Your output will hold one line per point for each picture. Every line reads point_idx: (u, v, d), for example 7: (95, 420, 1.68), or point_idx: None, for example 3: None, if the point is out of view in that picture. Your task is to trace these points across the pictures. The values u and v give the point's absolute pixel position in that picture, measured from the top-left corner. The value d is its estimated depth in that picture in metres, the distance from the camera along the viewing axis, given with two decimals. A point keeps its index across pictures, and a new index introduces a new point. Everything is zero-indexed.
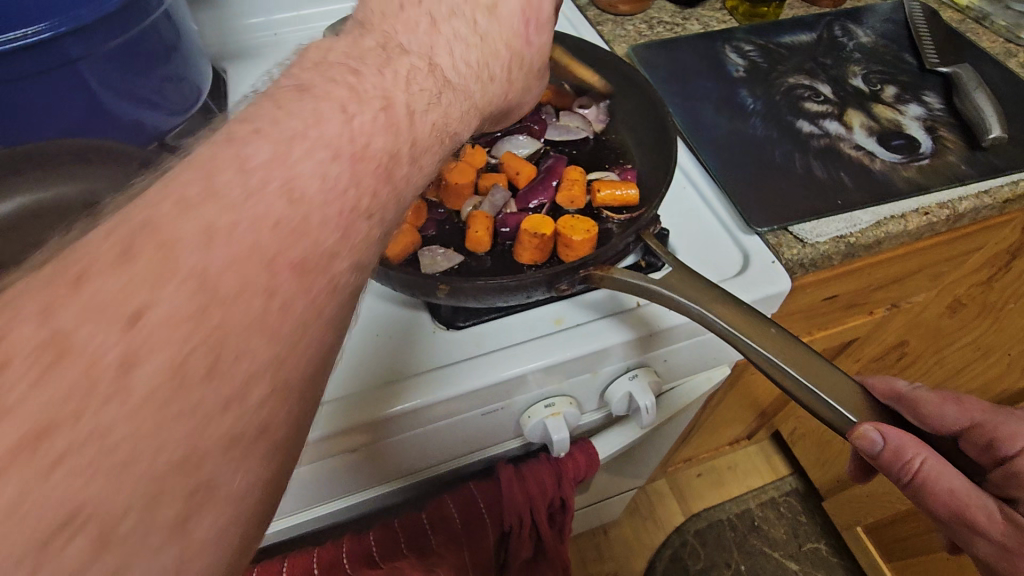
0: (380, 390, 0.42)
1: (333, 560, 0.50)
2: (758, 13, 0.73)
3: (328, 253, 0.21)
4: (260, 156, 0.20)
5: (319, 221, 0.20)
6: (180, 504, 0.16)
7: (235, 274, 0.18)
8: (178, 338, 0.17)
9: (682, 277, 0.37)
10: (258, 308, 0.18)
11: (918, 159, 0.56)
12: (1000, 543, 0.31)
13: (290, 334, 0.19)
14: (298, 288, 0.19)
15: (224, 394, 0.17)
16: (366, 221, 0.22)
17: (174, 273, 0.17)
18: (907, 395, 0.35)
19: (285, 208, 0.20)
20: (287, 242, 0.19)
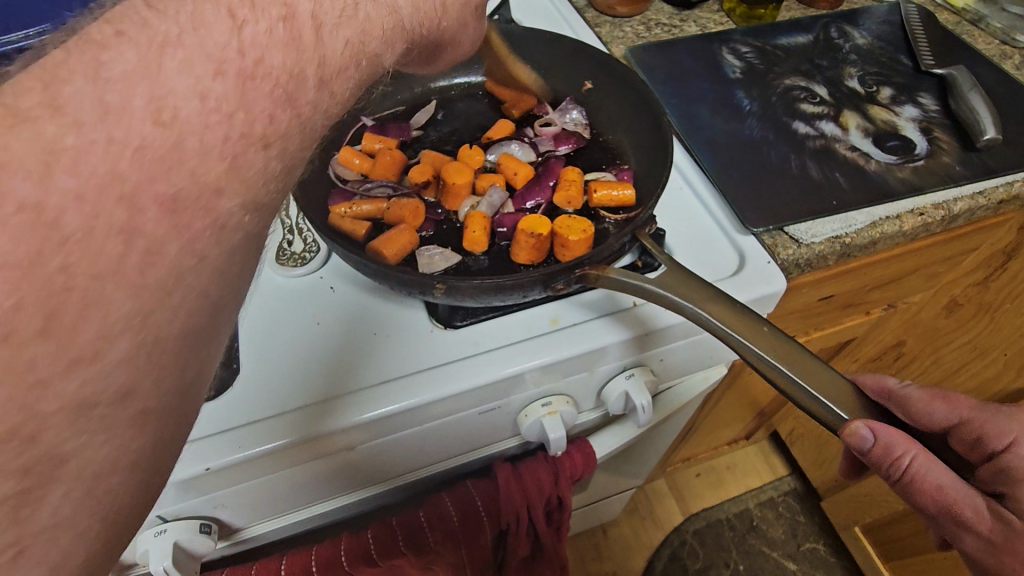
0: (378, 388, 0.43)
1: (331, 558, 0.50)
2: (755, 15, 0.74)
3: (212, 190, 0.21)
4: (120, 68, 0.20)
5: (193, 147, 0.21)
6: (25, 467, 0.17)
7: (76, 215, 0.18)
8: (5, 280, 0.17)
9: (677, 277, 0.38)
10: (114, 254, 0.19)
11: (912, 160, 0.57)
12: (987, 538, 0.31)
13: (158, 281, 0.20)
14: (166, 230, 0.20)
15: (65, 354, 0.18)
16: (262, 150, 0.23)
17: (3, 215, 0.17)
18: (897, 393, 0.35)
19: (153, 129, 0.20)
20: (152, 171, 0.20)
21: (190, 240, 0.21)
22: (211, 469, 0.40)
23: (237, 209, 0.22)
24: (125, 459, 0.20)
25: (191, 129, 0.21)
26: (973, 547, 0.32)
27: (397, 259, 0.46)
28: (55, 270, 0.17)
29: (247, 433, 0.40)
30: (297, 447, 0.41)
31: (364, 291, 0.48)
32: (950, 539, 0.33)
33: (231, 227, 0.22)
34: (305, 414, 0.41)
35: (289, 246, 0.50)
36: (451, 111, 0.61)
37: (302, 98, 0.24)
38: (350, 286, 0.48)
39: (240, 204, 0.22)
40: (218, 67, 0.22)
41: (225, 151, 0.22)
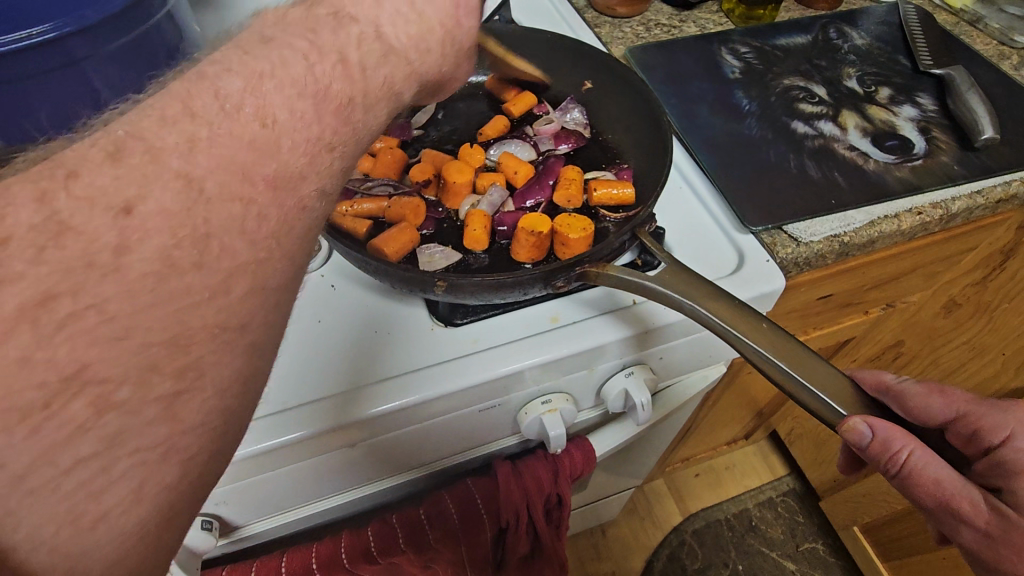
0: (378, 385, 0.43)
1: (332, 555, 0.50)
2: (753, 16, 0.74)
3: (298, 174, 0.23)
4: (231, 86, 0.22)
5: (289, 144, 0.23)
6: (173, 381, 0.19)
7: (216, 180, 0.20)
8: (163, 228, 0.19)
9: (676, 274, 0.38)
10: (236, 213, 0.21)
11: (911, 159, 0.57)
12: (983, 530, 0.31)
13: (264, 238, 0.22)
14: (272, 200, 0.22)
15: (210, 282, 0.20)
16: (330, 153, 0.24)
17: (163, 177, 0.19)
18: (894, 387, 0.35)
19: (259, 130, 0.22)
20: (260, 157, 0.22)
21: (287, 212, 0.23)
22: None
23: (315, 194, 0.24)
24: (228, 399, 0.21)
25: (288, 131, 0.23)
26: (971, 540, 0.32)
27: (398, 256, 0.46)
28: (198, 220, 0.20)
29: (248, 430, 0.40)
30: (297, 445, 0.42)
31: (365, 289, 0.48)
32: (948, 532, 0.33)
33: (313, 208, 0.24)
34: (306, 411, 0.41)
35: None
36: (451, 109, 0.61)
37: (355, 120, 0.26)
38: (351, 284, 0.49)
39: (319, 190, 0.24)
40: (298, 91, 0.23)
41: (308, 147, 0.23)
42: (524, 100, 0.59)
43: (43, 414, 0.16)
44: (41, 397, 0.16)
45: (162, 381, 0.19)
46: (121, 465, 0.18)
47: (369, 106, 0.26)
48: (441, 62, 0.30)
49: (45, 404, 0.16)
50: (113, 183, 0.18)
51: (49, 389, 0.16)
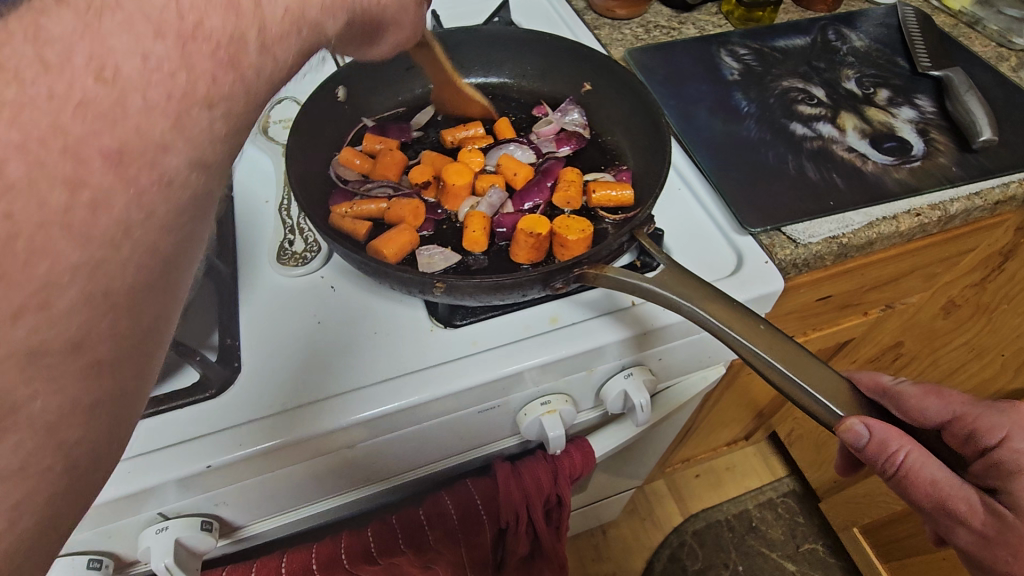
0: (377, 386, 0.43)
1: (331, 555, 0.50)
2: (753, 18, 0.74)
3: (157, 145, 0.20)
4: (58, 27, 0.18)
5: (139, 105, 0.19)
6: None
7: (23, 161, 0.17)
8: None
9: (675, 275, 0.38)
10: (59, 201, 0.18)
11: (909, 161, 0.57)
12: (980, 532, 0.32)
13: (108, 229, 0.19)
14: (114, 181, 0.19)
15: (20, 297, 0.17)
16: (206, 111, 0.21)
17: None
18: (891, 389, 0.36)
19: (93, 86, 0.18)
20: (97, 127, 0.19)
21: (141, 191, 0.20)
22: (213, 467, 0.40)
23: (186, 166, 0.21)
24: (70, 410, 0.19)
25: (136, 85, 0.19)
26: (967, 540, 0.32)
27: (397, 258, 0.47)
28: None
29: (247, 432, 0.40)
30: (296, 446, 0.42)
31: (365, 291, 0.49)
32: (945, 533, 0.33)
33: (182, 185, 0.21)
34: (306, 412, 0.42)
35: (290, 246, 0.50)
36: None
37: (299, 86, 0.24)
38: (351, 285, 0.49)
39: (188, 162, 0.21)
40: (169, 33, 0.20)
41: (167, 106, 0.20)
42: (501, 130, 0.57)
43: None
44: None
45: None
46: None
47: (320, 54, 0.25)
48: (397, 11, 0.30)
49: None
50: None
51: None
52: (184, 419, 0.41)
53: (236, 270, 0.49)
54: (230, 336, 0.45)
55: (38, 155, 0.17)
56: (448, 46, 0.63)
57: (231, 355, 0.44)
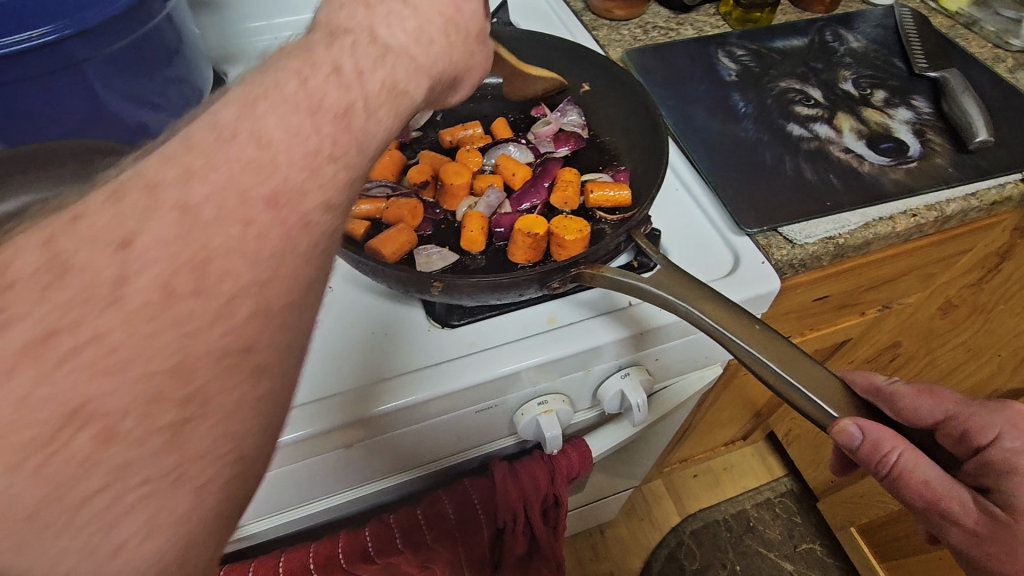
0: (375, 386, 0.43)
1: (330, 555, 0.50)
2: (751, 18, 0.75)
3: (299, 190, 0.21)
4: (228, 116, 0.21)
5: (286, 160, 0.21)
6: (176, 412, 0.18)
7: (214, 204, 0.20)
8: (162, 256, 0.18)
9: (671, 275, 0.38)
10: (235, 234, 0.20)
11: (905, 162, 0.57)
12: (972, 530, 0.32)
13: (268, 258, 0.21)
14: (272, 219, 0.21)
15: (212, 308, 0.19)
16: (332, 164, 0.23)
17: (159, 205, 0.19)
18: (884, 390, 0.36)
19: (254, 150, 0.21)
20: (259, 176, 0.21)
21: (289, 230, 0.21)
22: None
23: (321, 208, 0.22)
24: (241, 425, 0.20)
25: (284, 145, 0.21)
26: (960, 539, 0.33)
27: (396, 257, 0.47)
28: (196, 244, 0.19)
29: None
30: (293, 446, 0.42)
31: (363, 291, 0.49)
32: (938, 532, 0.33)
33: (317, 224, 0.22)
34: (303, 412, 0.42)
35: None
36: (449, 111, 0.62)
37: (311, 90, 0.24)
38: (349, 285, 0.49)
39: (323, 205, 0.22)
40: (302, 106, 0.22)
41: (307, 159, 0.22)
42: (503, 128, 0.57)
43: (46, 451, 0.17)
44: (43, 435, 0.16)
45: (164, 410, 0.18)
46: (129, 498, 0.18)
47: (376, 105, 0.25)
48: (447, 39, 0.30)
49: (34, 449, 0.16)
50: (115, 218, 0.18)
51: (53, 424, 0.17)
52: None
53: None
54: None
55: (223, 199, 0.20)
56: None
57: None
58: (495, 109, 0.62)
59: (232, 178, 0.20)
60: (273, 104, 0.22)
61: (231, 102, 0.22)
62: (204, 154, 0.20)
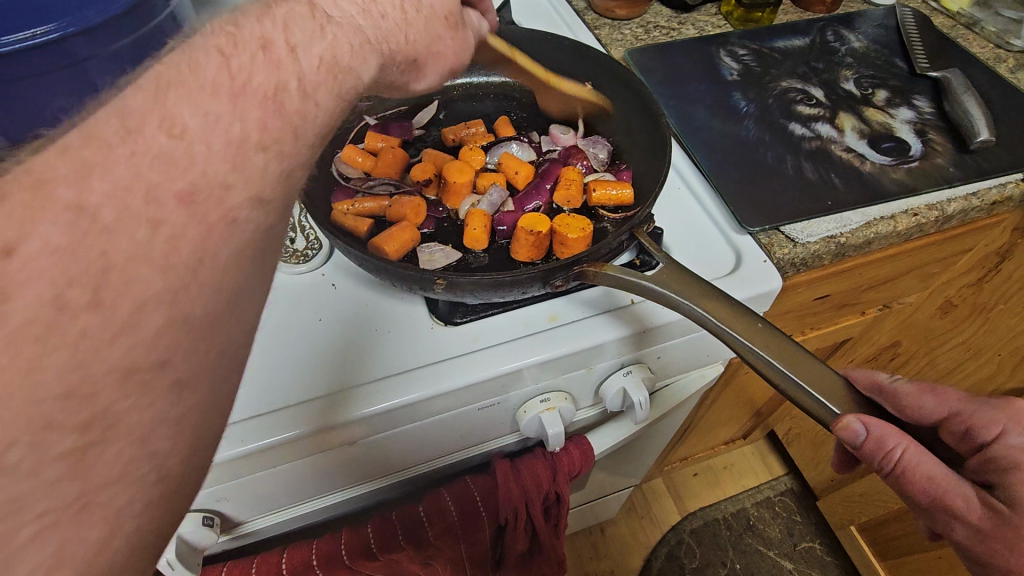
0: (379, 383, 0.43)
1: (332, 551, 0.50)
2: (753, 18, 0.75)
3: (220, 185, 0.22)
4: (134, 103, 0.21)
5: (203, 154, 0.22)
6: (75, 437, 0.18)
7: (114, 206, 0.19)
8: (54, 265, 0.18)
9: (674, 274, 0.38)
10: (142, 237, 0.20)
11: (906, 161, 0.57)
12: (975, 526, 0.32)
13: (183, 263, 0.21)
14: (186, 218, 0.21)
15: (111, 323, 0.19)
16: (260, 153, 0.24)
17: (50, 208, 0.18)
18: (887, 387, 0.36)
19: (167, 140, 0.21)
20: (169, 174, 0.21)
21: (208, 225, 0.21)
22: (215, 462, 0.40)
23: (247, 204, 0.23)
24: (162, 432, 0.21)
25: (200, 136, 0.22)
26: (964, 535, 0.33)
27: (398, 255, 0.47)
28: (94, 252, 0.19)
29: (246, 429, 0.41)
30: (297, 442, 0.42)
31: (365, 289, 0.49)
32: (941, 529, 0.34)
33: (243, 219, 0.23)
34: (308, 409, 0.42)
35: (290, 244, 0.50)
36: (452, 110, 0.62)
37: (289, 104, 0.25)
38: (353, 283, 0.49)
39: (249, 198, 0.23)
40: (220, 91, 0.23)
41: (228, 150, 0.22)
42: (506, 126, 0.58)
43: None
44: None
45: (60, 438, 0.18)
46: (28, 529, 0.17)
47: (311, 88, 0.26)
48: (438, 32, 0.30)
49: None
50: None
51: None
52: None
53: None
54: None
55: (127, 201, 0.20)
56: None
57: None
58: (497, 109, 0.63)
59: (137, 174, 0.20)
60: (186, 91, 0.22)
61: (142, 90, 0.22)
62: (106, 146, 0.20)
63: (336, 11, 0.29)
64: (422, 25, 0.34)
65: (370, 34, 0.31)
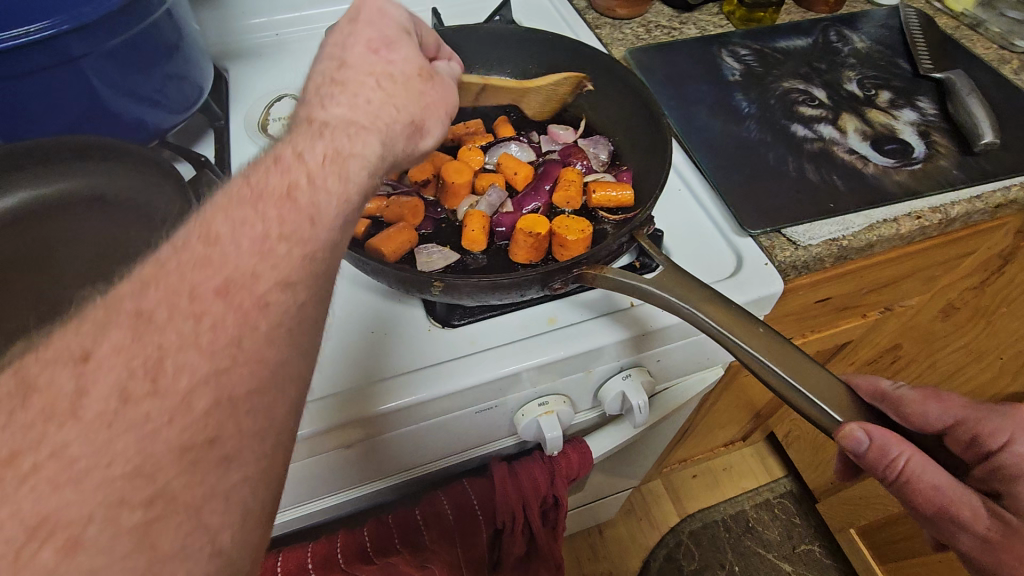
0: (380, 384, 0.43)
1: (327, 555, 0.50)
2: (754, 18, 0.74)
3: (251, 275, 0.24)
4: (185, 233, 0.25)
5: (236, 253, 0.24)
6: (141, 511, 0.20)
7: (165, 308, 0.22)
8: (118, 364, 0.21)
9: (674, 276, 0.38)
10: (189, 329, 0.22)
11: (910, 164, 0.57)
12: (983, 536, 0.31)
13: (223, 348, 0.23)
14: (224, 307, 0.23)
15: (168, 406, 0.21)
16: (285, 245, 0.25)
17: (116, 321, 0.22)
18: (890, 395, 0.35)
19: (203, 248, 0.24)
20: (207, 273, 0.23)
21: (244, 311, 0.23)
22: None
23: (277, 288, 0.24)
24: (215, 505, 0.21)
25: (231, 239, 0.24)
26: (970, 545, 0.32)
27: (395, 257, 0.46)
28: (150, 348, 0.21)
29: None
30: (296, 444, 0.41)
31: (362, 290, 0.49)
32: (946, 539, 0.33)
33: (276, 302, 0.24)
34: (309, 410, 0.41)
35: None
36: None
37: (302, 198, 0.26)
38: (349, 284, 0.49)
39: (279, 282, 0.24)
40: (248, 201, 0.25)
41: (257, 244, 0.24)
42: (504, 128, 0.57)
43: (13, 565, 0.17)
44: (11, 548, 0.18)
45: (130, 513, 0.19)
46: None
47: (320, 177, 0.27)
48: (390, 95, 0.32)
49: (16, 552, 0.18)
50: (78, 340, 0.21)
51: (17, 540, 0.18)
52: None
53: None
54: None
55: (176, 303, 0.22)
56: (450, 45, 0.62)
57: None
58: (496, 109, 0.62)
59: (185, 281, 0.23)
60: (223, 209, 0.25)
61: (189, 225, 0.25)
62: (163, 268, 0.23)
63: (329, 114, 0.30)
64: (408, 93, 0.33)
65: (365, 118, 0.31)
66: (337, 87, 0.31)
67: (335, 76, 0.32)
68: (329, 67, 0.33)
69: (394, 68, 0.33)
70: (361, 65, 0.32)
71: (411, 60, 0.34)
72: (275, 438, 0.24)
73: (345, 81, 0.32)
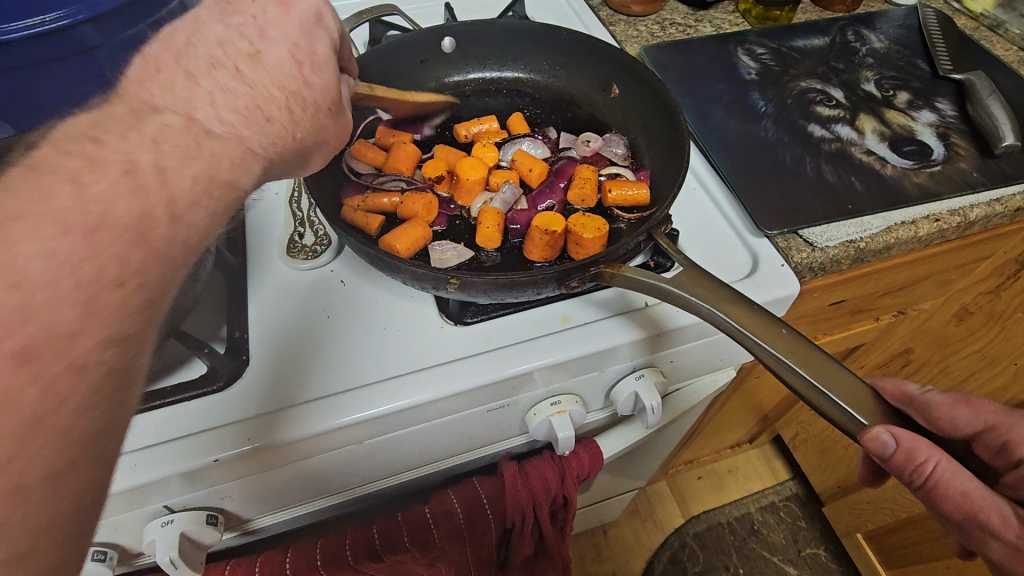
0: (300, 408, 0.41)
1: (337, 552, 0.49)
2: (771, 17, 0.73)
3: (69, 333, 0.22)
4: None
5: (49, 300, 0.22)
6: None
7: None
8: None
9: (694, 276, 0.37)
10: None
11: (929, 166, 0.56)
12: (1014, 545, 0.31)
13: (26, 420, 0.21)
14: (25, 378, 0.21)
15: None
16: (117, 290, 0.24)
17: None
18: (918, 398, 0.35)
19: (8, 293, 0.21)
20: (9, 329, 0.21)
21: (54, 378, 0.21)
22: (215, 461, 0.39)
23: (100, 346, 0.23)
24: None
25: (47, 283, 0.22)
26: (1001, 553, 0.31)
27: (409, 253, 0.46)
28: None
29: (255, 426, 0.40)
30: (292, 445, 0.41)
31: (375, 286, 0.48)
32: (975, 546, 0.32)
33: (95, 362, 0.23)
34: (219, 435, 0.40)
35: (300, 239, 0.50)
36: (464, 106, 0.61)
37: (154, 233, 0.26)
38: (361, 280, 0.49)
39: (102, 339, 0.23)
40: (80, 230, 0.23)
41: (81, 291, 0.23)
42: (519, 125, 0.57)
43: None
44: None
45: None
46: None
47: (181, 214, 0.27)
48: (291, 124, 0.33)
49: None
50: None
51: None
52: (185, 412, 0.41)
53: (245, 260, 0.49)
54: (238, 328, 0.44)
55: None
56: (463, 41, 0.62)
57: (240, 347, 0.43)
58: (509, 105, 0.62)
59: None
60: (35, 230, 0.22)
61: None
62: None
63: (216, 123, 0.30)
64: (310, 117, 0.34)
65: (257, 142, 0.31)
66: (241, 86, 0.31)
67: (239, 67, 0.31)
68: (239, 52, 0.32)
69: (307, 91, 0.34)
70: (274, 71, 0.32)
71: (327, 87, 0.35)
72: (77, 518, 0.22)
73: (248, 82, 0.31)
